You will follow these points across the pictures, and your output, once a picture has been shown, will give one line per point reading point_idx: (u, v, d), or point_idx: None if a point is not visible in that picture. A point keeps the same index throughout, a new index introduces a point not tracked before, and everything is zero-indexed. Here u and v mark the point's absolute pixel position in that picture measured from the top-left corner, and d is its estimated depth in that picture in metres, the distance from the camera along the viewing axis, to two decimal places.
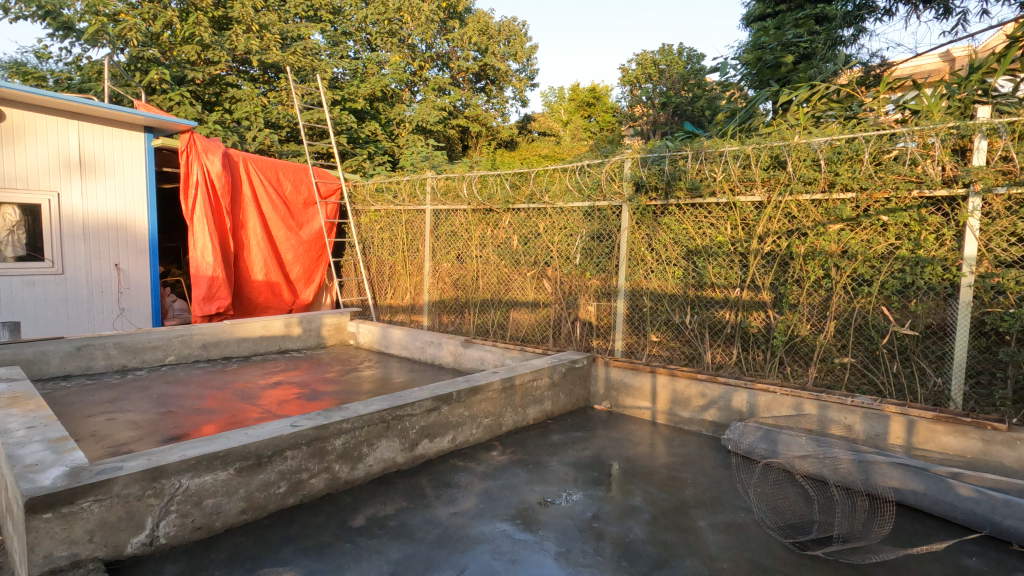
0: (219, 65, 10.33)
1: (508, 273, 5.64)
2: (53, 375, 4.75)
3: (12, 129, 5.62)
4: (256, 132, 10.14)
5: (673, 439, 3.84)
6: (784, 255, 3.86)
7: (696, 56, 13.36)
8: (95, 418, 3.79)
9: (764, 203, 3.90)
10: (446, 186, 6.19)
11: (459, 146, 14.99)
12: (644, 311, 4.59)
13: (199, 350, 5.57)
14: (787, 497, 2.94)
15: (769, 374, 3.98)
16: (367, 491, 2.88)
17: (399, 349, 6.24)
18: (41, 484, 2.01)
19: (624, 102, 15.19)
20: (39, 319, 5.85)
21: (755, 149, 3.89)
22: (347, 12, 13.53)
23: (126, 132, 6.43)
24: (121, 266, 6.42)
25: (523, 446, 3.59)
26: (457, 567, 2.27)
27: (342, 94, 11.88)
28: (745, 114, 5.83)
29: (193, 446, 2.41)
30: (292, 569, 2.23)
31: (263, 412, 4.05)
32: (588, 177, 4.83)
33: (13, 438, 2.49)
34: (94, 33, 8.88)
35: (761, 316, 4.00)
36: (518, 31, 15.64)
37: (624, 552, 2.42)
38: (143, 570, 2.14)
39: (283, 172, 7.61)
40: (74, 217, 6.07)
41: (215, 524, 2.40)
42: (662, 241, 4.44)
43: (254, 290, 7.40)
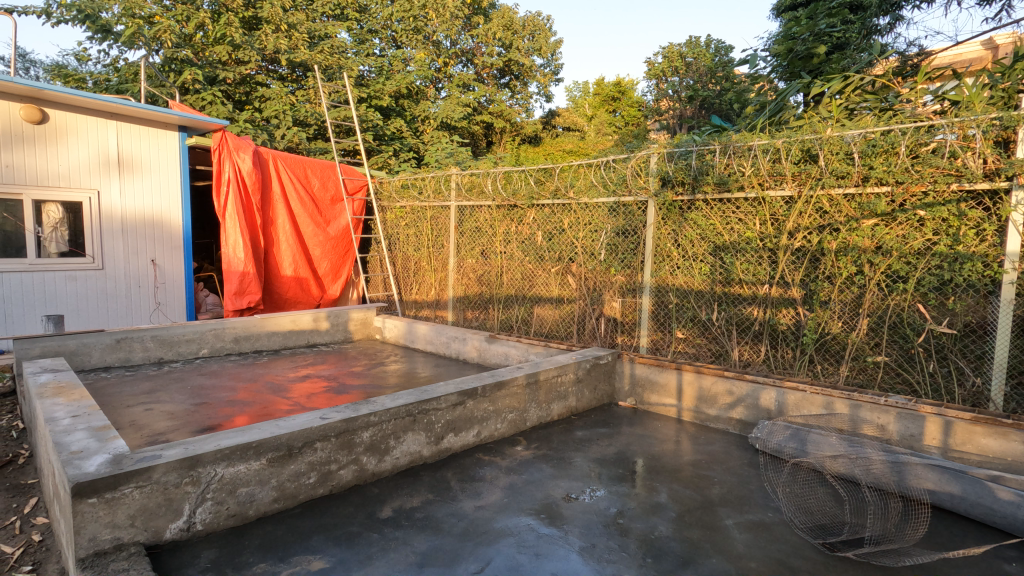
0: (249, 65, 10.54)
1: (533, 269, 5.64)
2: (94, 366, 4.94)
3: (55, 130, 5.84)
4: (284, 130, 10.34)
5: (699, 437, 3.80)
6: (815, 251, 3.78)
7: (724, 48, 13.14)
8: (134, 408, 3.94)
9: (794, 197, 3.81)
10: (471, 181, 6.23)
11: (483, 142, 15.04)
12: (670, 308, 4.55)
13: (231, 344, 5.71)
14: (817, 497, 2.89)
15: (798, 373, 3.91)
16: (394, 483, 2.93)
17: (424, 344, 6.31)
18: (86, 470, 2.10)
19: (649, 96, 14.99)
20: (81, 313, 6.09)
21: (785, 142, 3.81)
22: (373, 11, 13.64)
23: (161, 132, 6.63)
24: (157, 262, 6.64)
25: (548, 442, 3.60)
26: (483, 560, 2.30)
27: (368, 92, 12.02)
28: (775, 106, 5.71)
29: (227, 436, 2.48)
30: (322, 557, 2.28)
31: (292, 405, 4.15)
32: (614, 173, 4.79)
33: (59, 426, 2.61)
34: (132, 35, 9.16)
35: (791, 313, 3.93)
36: (543, 26, 15.59)
37: (650, 549, 2.42)
38: (181, 555, 2.22)
39: (311, 169, 7.73)
40: (113, 214, 6.27)
41: (249, 512, 2.47)
42: (689, 237, 4.39)
43: (284, 285, 7.56)
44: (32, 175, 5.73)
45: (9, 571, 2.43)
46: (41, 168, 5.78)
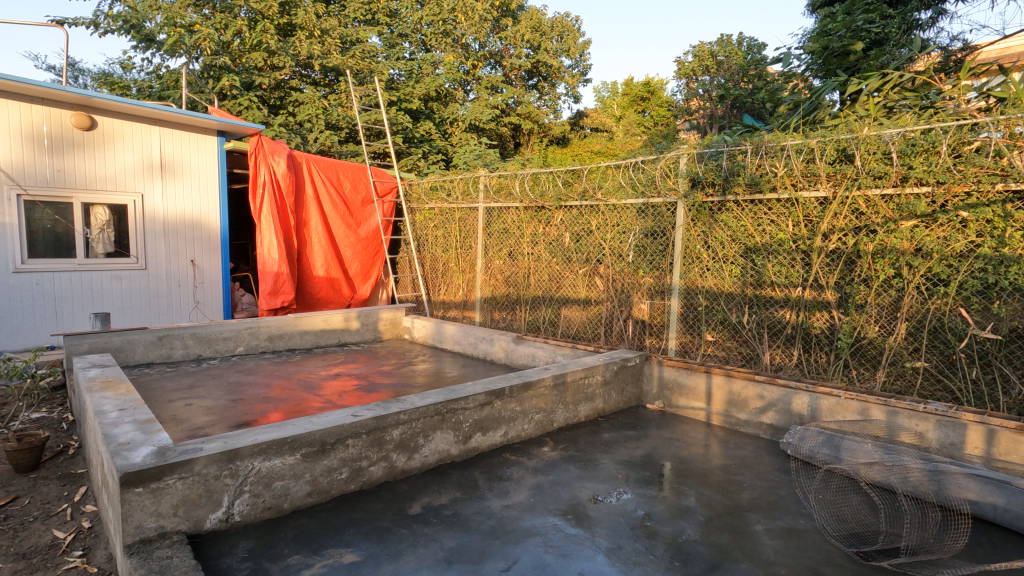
0: (284, 70, 10.81)
1: (561, 271, 5.65)
2: (137, 362, 5.14)
3: (103, 135, 6.09)
4: (317, 134, 10.61)
5: (728, 441, 3.76)
6: (851, 253, 3.69)
7: (757, 46, 12.89)
8: (175, 403, 4.10)
9: (829, 198, 3.73)
10: (499, 183, 6.27)
11: (511, 143, 15.12)
12: (699, 310, 4.50)
13: (266, 342, 5.88)
14: (850, 505, 2.82)
15: (833, 378, 3.82)
16: (423, 480, 2.98)
17: (452, 345, 6.38)
18: (133, 461, 2.21)
19: (679, 95, 14.81)
20: (125, 310, 6.35)
21: (820, 142, 3.73)
22: (403, 15, 13.82)
23: (201, 137, 6.87)
24: (196, 262, 6.88)
25: (575, 443, 3.61)
26: (510, 559, 2.32)
27: (398, 95, 12.21)
28: (809, 105, 5.57)
29: (264, 431, 2.57)
30: (354, 551, 2.34)
31: (324, 402, 4.25)
32: (643, 174, 4.76)
33: (108, 418, 2.74)
34: (173, 44, 9.53)
35: (825, 316, 3.84)
36: (571, 27, 15.57)
37: (677, 553, 2.41)
38: (220, 545, 2.31)
39: (343, 172, 7.90)
40: (155, 215, 6.53)
41: (284, 505, 2.55)
42: (719, 239, 4.34)
43: (316, 285, 7.74)
44: (81, 179, 5.99)
45: (62, 555, 2.57)
46: (89, 172, 6.04)
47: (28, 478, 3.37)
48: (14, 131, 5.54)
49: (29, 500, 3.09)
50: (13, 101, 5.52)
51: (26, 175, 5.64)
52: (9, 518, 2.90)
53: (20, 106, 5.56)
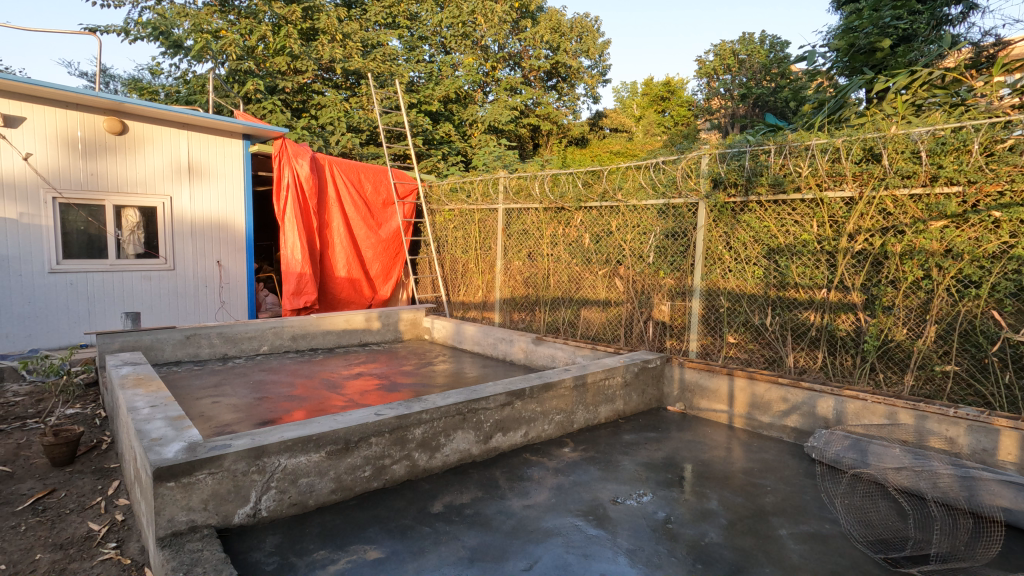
0: (307, 74, 10.97)
1: (580, 272, 5.65)
2: (166, 360, 5.27)
3: (134, 139, 6.26)
4: (339, 137, 10.76)
5: (751, 444, 3.72)
6: (878, 254, 3.62)
7: (780, 44, 12.68)
8: (203, 400, 4.20)
9: (855, 199, 3.67)
10: (519, 185, 6.28)
11: (530, 145, 15.14)
12: (721, 312, 4.46)
13: (289, 342, 5.98)
14: (877, 510, 2.77)
15: (858, 381, 3.76)
16: (444, 479, 3.01)
17: (471, 345, 6.41)
18: (165, 456, 2.27)
19: (700, 95, 14.67)
20: (154, 310, 6.51)
21: (845, 141, 3.67)
22: (423, 18, 13.94)
23: (226, 140, 7.01)
24: (222, 263, 7.04)
25: (595, 445, 3.60)
26: (531, 558, 2.33)
27: (418, 98, 12.33)
28: (835, 104, 5.48)
29: (290, 429, 2.62)
30: (377, 548, 2.37)
31: (346, 401, 4.31)
32: (663, 174, 4.73)
33: (140, 414, 2.82)
34: (200, 50, 9.75)
35: (851, 318, 3.77)
36: (591, 27, 15.54)
37: (700, 555, 2.39)
38: (248, 539, 2.36)
39: (364, 174, 7.99)
40: (183, 217, 6.68)
41: (309, 502, 2.60)
42: (741, 240, 4.30)
43: (338, 285, 7.85)
44: (113, 182, 6.17)
45: (97, 546, 2.66)
46: (121, 175, 6.21)
47: (64, 471, 3.49)
48: (50, 135, 5.73)
49: (65, 493, 3.20)
50: (49, 107, 5.71)
51: (61, 179, 5.83)
52: (47, 510, 3.00)
53: (55, 111, 5.76)
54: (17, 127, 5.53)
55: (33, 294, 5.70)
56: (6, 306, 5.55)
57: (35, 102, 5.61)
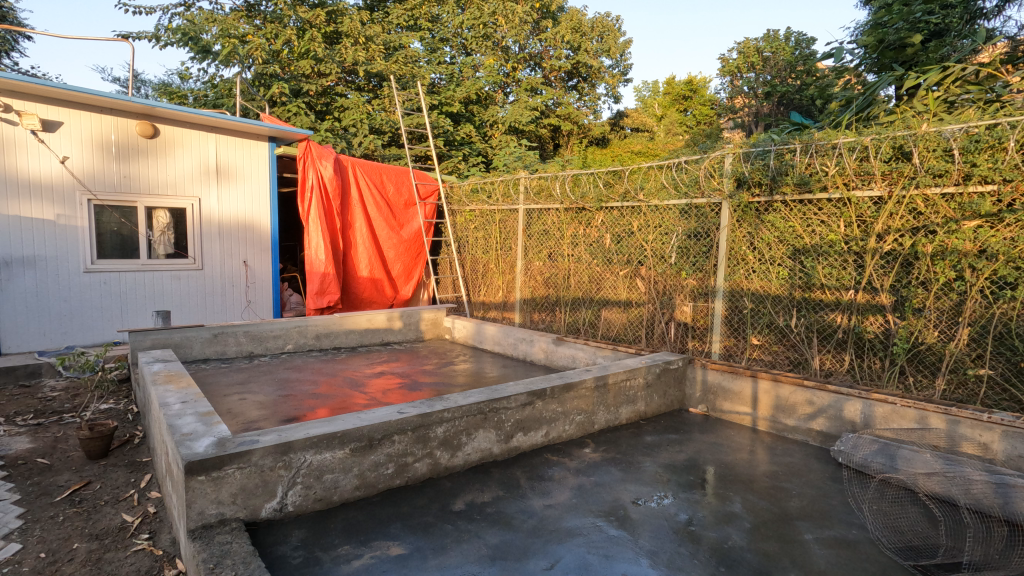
0: (330, 77, 11.13)
1: (601, 272, 5.63)
2: (194, 358, 5.40)
3: (164, 142, 6.43)
4: (362, 138, 10.89)
5: (775, 447, 3.66)
6: (908, 255, 3.53)
7: (806, 40, 12.42)
8: (230, 397, 4.30)
9: (884, 198, 3.59)
10: (540, 185, 6.29)
11: (550, 145, 15.12)
12: (744, 313, 4.41)
13: (313, 340, 6.08)
14: (907, 516, 2.71)
15: (887, 385, 3.68)
16: (465, 478, 3.03)
17: (492, 345, 6.43)
18: (196, 450, 2.33)
19: (724, 93, 14.46)
20: (183, 308, 6.68)
21: (874, 139, 3.59)
22: (444, 20, 14.04)
23: (253, 142, 7.15)
24: (248, 263, 7.18)
25: (616, 446, 3.59)
26: (552, 558, 2.33)
27: (439, 99, 12.44)
28: (863, 102, 5.39)
29: (315, 426, 2.67)
30: (400, 544, 2.40)
31: (369, 399, 4.36)
32: (686, 174, 4.69)
33: (172, 410, 2.90)
34: (228, 54, 9.98)
35: (880, 320, 3.69)
36: (612, 27, 15.46)
37: (722, 559, 2.37)
38: (275, 533, 2.42)
39: (386, 175, 8.08)
40: (211, 218, 6.84)
41: (333, 497, 2.64)
42: (765, 240, 4.24)
43: (360, 285, 7.95)
44: (145, 184, 6.34)
45: (130, 537, 2.74)
46: (152, 178, 6.38)
47: (98, 464, 3.60)
48: (86, 139, 5.92)
49: (100, 485, 3.31)
50: (84, 112, 5.91)
51: (96, 181, 6.02)
52: (83, 501, 3.11)
53: (91, 116, 5.95)
54: (54, 132, 5.73)
55: (69, 293, 5.89)
56: (44, 304, 5.75)
57: (72, 108, 5.82)
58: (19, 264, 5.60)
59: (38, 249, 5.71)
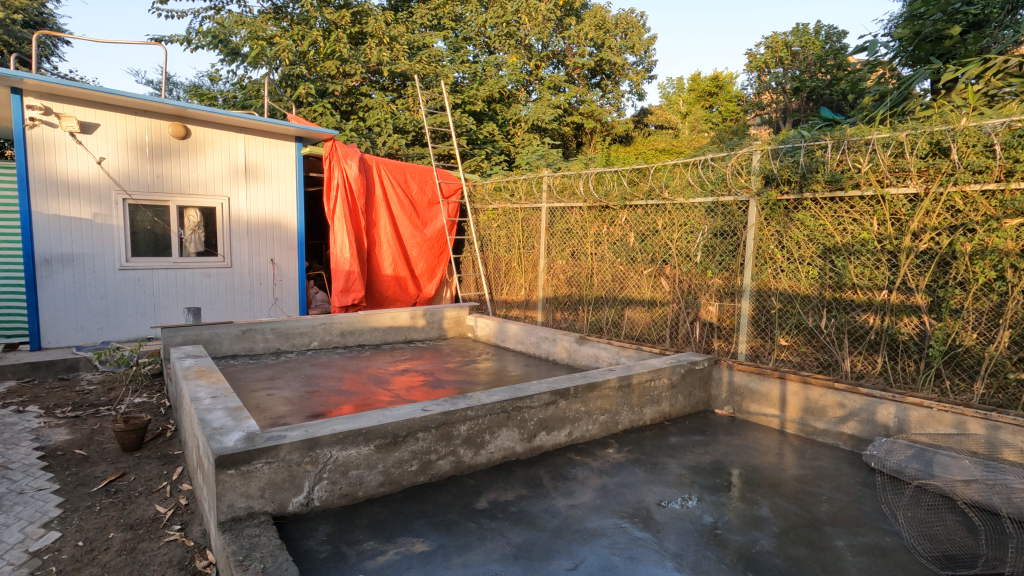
0: (355, 77, 11.25)
1: (625, 271, 5.58)
2: (223, 353, 5.52)
3: (195, 143, 6.59)
4: (386, 137, 10.98)
5: (804, 451, 3.59)
6: (945, 254, 3.41)
7: (837, 34, 12.11)
8: (258, 392, 4.38)
9: (920, 195, 3.48)
10: (563, 183, 6.25)
11: (573, 143, 15.03)
12: (772, 313, 4.32)
13: (338, 338, 6.16)
14: (944, 524, 2.62)
15: (922, 389, 3.56)
16: (489, 476, 3.04)
17: (514, 344, 6.43)
18: (226, 445, 2.38)
19: (750, 89, 14.17)
20: (213, 305, 6.83)
21: (910, 135, 3.48)
22: (467, 19, 14.10)
23: (280, 142, 7.27)
24: (275, 261, 7.31)
25: (640, 446, 3.56)
26: (576, 559, 2.32)
27: (462, 98, 12.50)
28: (897, 96, 5.24)
29: (341, 422, 2.70)
30: (424, 541, 2.41)
31: (393, 396, 4.41)
32: (712, 171, 4.61)
33: (202, 404, 2.97)
34: (256, 56, 10.20)
35: (914, 321, 3.58)
36: (636, 23, 15.28)
37: (750, 563, 2.32)
38: (302, 527, 2.45)
39: (410, 174, 8.14)
40: (239, 217, 6.98)
41: (358, 493, 2.67)
42: (795, 239, 4.15)
43: (384, 283, 8.02)
44: (176, 184, 6.50)
45: (163, 528, 2.82)
46: (184, 177, 6.54)
47: (133, 456, 3.71)
48: (121, 140, 6.10)
49: (134, 477, 3.40)
50: (120, 114, 6.08)
51: (130, 181, 6.19)
52: (118, 492, 3.21)
53: (126, 118, 6.12)
54: (92, 133, 5.91)
55: (105, 289, 6.08)
56: (81, 300, 5.94)
57: (108, 110, 6.00)
58: (58, 262, 5.80)
59: (76, 247, 5.90)
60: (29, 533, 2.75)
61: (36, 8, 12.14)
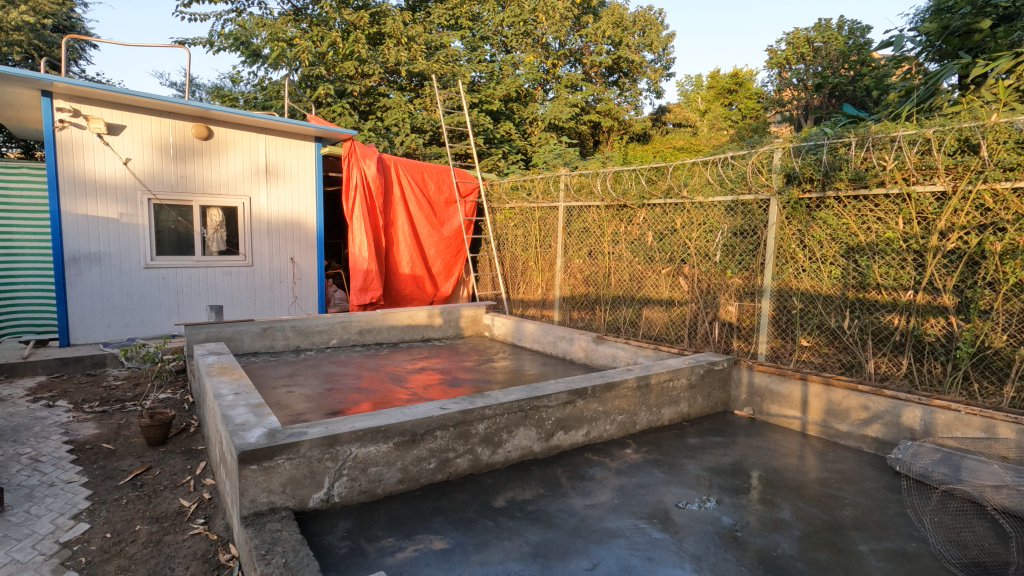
0: (373, 77, 11.32)
1: (642, 270, 5.54)
2: (245, 351, 5.61)
3: (218, 144, 6.70)
4: (403, 137, 11.04)
5: (827, 453, 3.53)
6: (974, 254, 3.33)
7: (860, 29, 11.86)
8: (279, 389, 4.45)
9: (947, 193, 3.40)
10: (580, 182, 6.22)
11: (590, 142, 14.95)
12: (793, 313, 4.26)
13: (357, 336, 6.23)
14: (973, 530, 2.56)
15: (949, 391, 3.48)
16: (506, 475, 3.04)
17: (531, 343, 6.42)
18: (249, 440, 2.42)
19: (771, 86, 13.96)
20: (234, 303, 6.95)
21: (937, 132, 3.40)
22: (484, 18, 14.14)
23: (300, 142, 7.36)
24: (295, 260, 7.40)
25: (658, 447, 3.53)
26: (594, 559, 2.31)
27: (479, 98, 12.53)
28: (924, 92, 5.13)
29: (361, 419, 2.73)
30: (442, 539, 2.43)
31: (411, 394, 4.44)
32: (732, 170, 4.56)
33: (225, 401, 3.02)
34: (277, 57, 10.41)
35: (941, 323, 3.50)
36: (654, 20, 15.13)
37: (771, 566, 2.30)
38: (323, 523, 2.48)
39: (428, 174, 8.19)
40: (260, 216, 7.08)
41: (377, 490, 2.70)
42: (817, 238, 4.07)
43: (402, 282, 8.07)
44: (199, 184, 6.62)
45: (188, 521, 2.88)
46: (206, 178, 6.66)
47: (158, 451, 3.79)
48: (146, 141, 6.23)
49: (160, 471, 3.48)
50: (145, 116, 6.21)
51: (155, 181, 6.33)
52: (144, 485, 3.28)
53: (151, 120, 6.25)
54: (118, 134, 6.05)
55: (130, 287, 6.21)
56: (108, 298, 6.08)
57: (134, 112, 6.12)
58: (86, 261, 5.94)
59: (103, 245, 6.04)
60: (60, 524, 2.82)
61: (65, 13, 12.48)
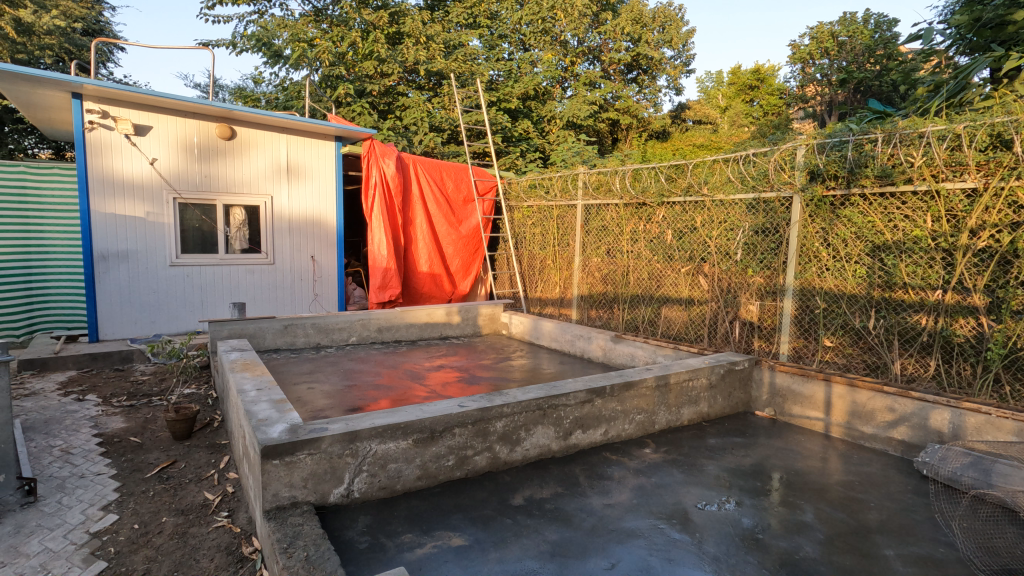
0: (392, 77, 11.39)
1: (661, 269, 5.49)
2: (267, 347, 5.70)
3: (240, 143, 6.81)
4: (422, 136, 11.08)
5: (851, 456, 3.46)
6: (1006, 252, 3.23)
7: (888, 22, 11.57)
8: (300, 385, 4.52)
9: (978, 190, 3.30)
10: (599, 180, 6.19)
11: (609, 140, 14.85)
12: (816, 313, 4.18)
13: (375, 333, 6.28)
14: (1004, 536, 2.49)
15: (979, 394, 3.39)
16: (524, 473, 3.04)
17: (549, 341, 6.41)
18: (271, 436, 2.46)
19: (794, 82, 13.70)
20: (256, 300, 7.06)
21: (968, 127, 3.31)
22: (502, 16, 14.14)
23: (321, 142, 7.45)
24: (315, 258, 7.50)
25: (678, 447, 3.50)
26: (612, 559, 2.30)
27: (497, 95, 12.52)
28: (954, 87, 5.00)
29: (381, 416, 2.75)
30: (460, 536, 2.44)
31: (429, 392, 4.46)
32: (754, 167, 4.49)
33: (248, 396, 3.07)
34: (298, 58, 10.53)
35: (971, 323, 3.41)
36: (674, 17, 14.97)
37: (793, 569, 2.26)
38: (343, 517, 2.51)
39: (446, 172, 8.22)
40: (282, 215, 7.18)
41: (396, 486, 2.72)
42: (841, 236, 4.00)
43: (420, 280, 8.12)
44: (222, 183, 6.74)
45: (212, 514, 2.93)
46: (229, 177, 6.77)
47: (183, 445, 3.87)
48: (172, 141, 6.36)
49: (185, 464, 3.56)
50: (171, 117, 6.33)
51: (180, 181, 6.46)
52: (170, 478, 3.36)
53: (176, 120, 6.38)
54: (145, 135, 6.18)
55: (156, 285, 6.35)
56: (135, 295, 6.22)
57: (160, 113, 6.25)
58: (114, 258, 6.09)
59: (130, 243, 6.19)
60: (90, 515, 2.90)
61: (94, 16, 12.83)
